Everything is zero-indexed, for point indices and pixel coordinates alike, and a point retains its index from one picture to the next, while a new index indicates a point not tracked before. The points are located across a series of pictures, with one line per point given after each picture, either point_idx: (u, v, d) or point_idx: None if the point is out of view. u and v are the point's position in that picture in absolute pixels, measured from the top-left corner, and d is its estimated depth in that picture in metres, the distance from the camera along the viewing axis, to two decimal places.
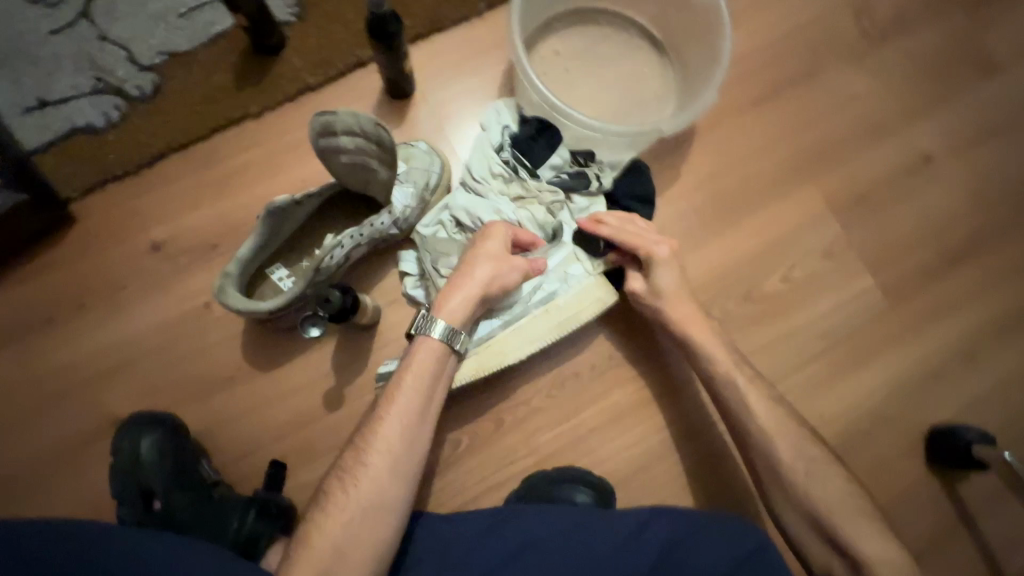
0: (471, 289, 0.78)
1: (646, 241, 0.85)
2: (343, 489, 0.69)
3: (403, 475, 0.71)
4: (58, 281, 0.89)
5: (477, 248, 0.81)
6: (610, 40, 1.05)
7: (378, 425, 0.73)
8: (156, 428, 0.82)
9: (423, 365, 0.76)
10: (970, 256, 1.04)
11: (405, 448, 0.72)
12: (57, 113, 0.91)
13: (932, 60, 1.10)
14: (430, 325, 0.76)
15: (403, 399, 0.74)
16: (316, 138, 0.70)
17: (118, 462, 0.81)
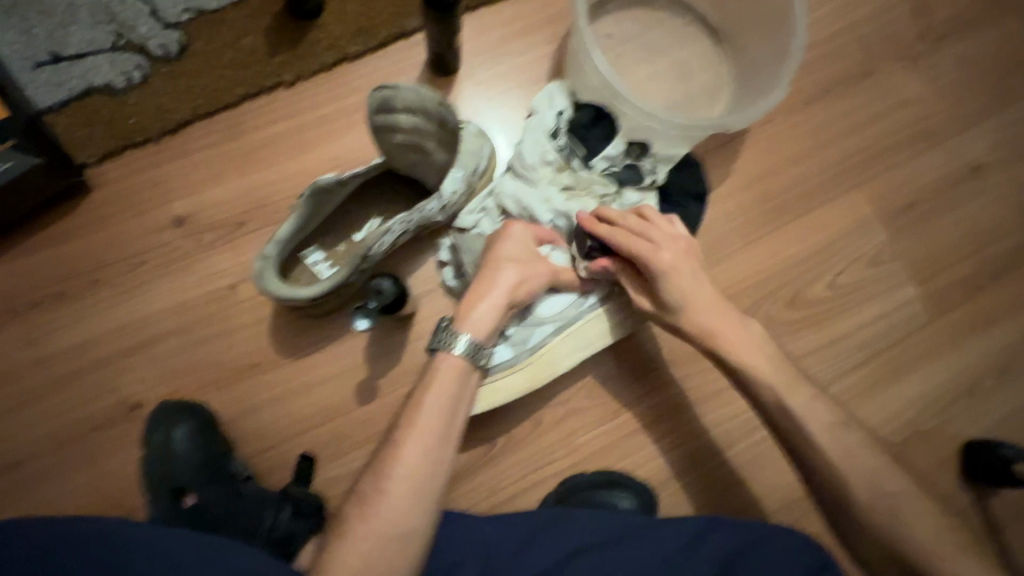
0: (498, 297, 0.72)
1: (639, 246, 0.76)
2: (357, 518, 0.59)
3: (425, 502, 0.60)
4: (71, 254, 0.82)
5: (497, 252, 0.76)
6: (664, 25, 1.01)
7: (396, 447, 0.62)
8: (190, 419, 0.79)
9: (448, 381, 0.67)
10: (1016, 270, 1.02)
11: (425, 473, 0.61)
12: (72, 69, 0.83)
13: (988, 66, 1.07)
14: (453, 340, 0.68)
15: (424, 417, 0.64)
16: (374, 113, 0.67)
17: (150, 452, 0.79)
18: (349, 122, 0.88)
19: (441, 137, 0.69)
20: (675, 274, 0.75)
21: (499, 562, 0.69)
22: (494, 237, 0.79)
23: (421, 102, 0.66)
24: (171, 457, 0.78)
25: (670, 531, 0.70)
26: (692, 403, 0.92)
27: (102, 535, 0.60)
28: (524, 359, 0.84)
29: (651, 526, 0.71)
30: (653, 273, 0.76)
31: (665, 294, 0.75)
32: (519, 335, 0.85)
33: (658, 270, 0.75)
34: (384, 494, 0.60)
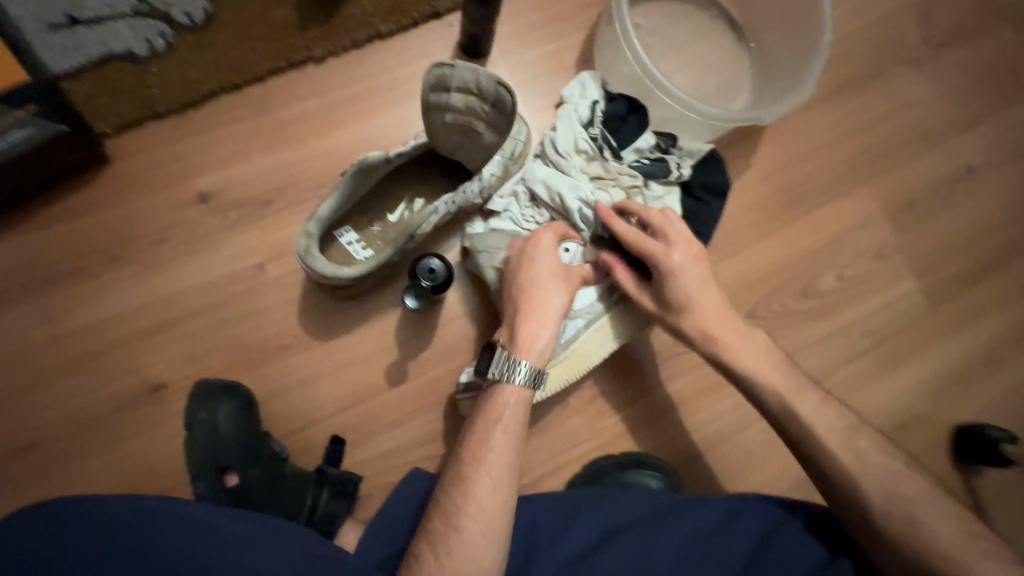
0: (550, 319, 0.73)
1: (649, 251, 0.73)
2: (436, 558, 0.60)
3: (500, 530, 0.62)
4: (89, 228, 0.79)
5: (536, 272, 0.74)
6: (689, 18, 1.02)
7: (467, 480, 0.64)
8: (235, 401, 0.76)
9: (509, 409, 0.69)
10: (1002, 266, 1.10)
11: (497, 506, 0.63)
12: (90, 33, 0.79)
13: (983, 73, 1.13)
14: (515, 368, 0.69)
15: (491, 449, 0.66)
16: (428, 91, 0.70)
17: (195, 435, 0.75)
18: (381, 102, 0.87)
19: (492, 117, 0.71)
20: (685, 273, 0.73)
21: (542, 538, 0.72)
22: (523, 253, 0.77)
23: (476, 81, 0.69)
24: (218, 434, 0.74)
25: (702, 512, 0.72)
26: (712, 388, 0.95)
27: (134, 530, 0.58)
28: (559, 353, 0.84)
29: (683, 509, 0.73)
30: (658, 270, 0.74)
31: (669, 292, 0.73)
32: (554, 334, 0.84)
33: (663, 267, 0.73)
34: (460, 529, 0.61)
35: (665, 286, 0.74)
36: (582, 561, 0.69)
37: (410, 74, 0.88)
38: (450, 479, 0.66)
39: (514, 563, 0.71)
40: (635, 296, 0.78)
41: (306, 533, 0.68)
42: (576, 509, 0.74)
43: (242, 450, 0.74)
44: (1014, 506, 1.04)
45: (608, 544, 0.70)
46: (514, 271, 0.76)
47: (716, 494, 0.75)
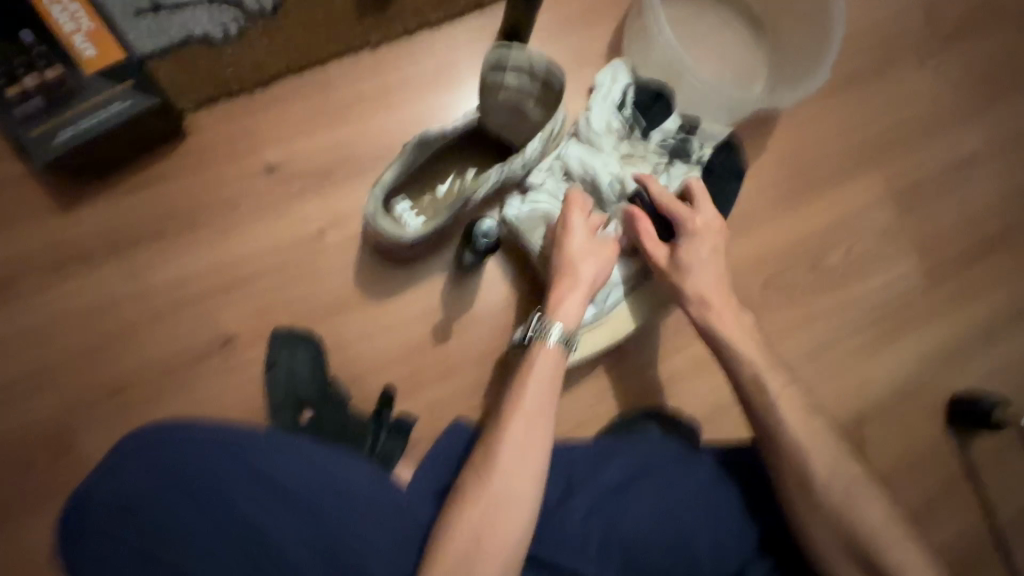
0: (581, 290, 0.81)
1: (682, 210, 0.84)
2: (475, 483, 0.68)
3: (533, 469, 0.69)
4: (170, 195, 0.88)
5: (569, 247, 0.83)
6: (711, 12, 1.09)
7: (507, 422, 0.72)
8: (312, 348, 0.88)
9: (546, 368, 0.77)
10: (998, 248, 1.17)
11: (534, 449, 0.70)
12: (172, 19, 0.88)
13: (984, 67, 1.21)
14: (548, 330, 0.78)
15: (531, 399, 0.74)
16: (488, 71, 0.79)
17: (276, 375, 0.86)
18: (431, 86, 0.96)
19: (541, 96, 0.81)
20: (699, 239, 0.84)
21: (578, 476, 0.79)
22: (558, 229, 0.86)
23: (531, 64, 0.79)
24: (296, 375, 0.86)
25: (692, 469, 0.78)
26: None
27: (180, 475, 0.63)
28: (602, 317, 0.93)
29: (677, 464, 0.79)
30: (681, 231, 0.84)
31: (684, 252, 0.84)
32: (600, 297, 0.92)
33: (687, 229, 0.84)
34: (498, 463, 0.69)
35: (680, 250, 0.84)
36: (622, 491, 0.76)
37: (457, 59, 0.97)
38: (494, 422, 0.74)
39: (557, 496, 0.78)
40: (650, 248, 0.85)
41: (361, 460, 0.74)
42: (607, 452, 0.81)
43: (316, 388, 0.86)
44: (1005, 470, 1.12)
45: (635, 483, 0.77)
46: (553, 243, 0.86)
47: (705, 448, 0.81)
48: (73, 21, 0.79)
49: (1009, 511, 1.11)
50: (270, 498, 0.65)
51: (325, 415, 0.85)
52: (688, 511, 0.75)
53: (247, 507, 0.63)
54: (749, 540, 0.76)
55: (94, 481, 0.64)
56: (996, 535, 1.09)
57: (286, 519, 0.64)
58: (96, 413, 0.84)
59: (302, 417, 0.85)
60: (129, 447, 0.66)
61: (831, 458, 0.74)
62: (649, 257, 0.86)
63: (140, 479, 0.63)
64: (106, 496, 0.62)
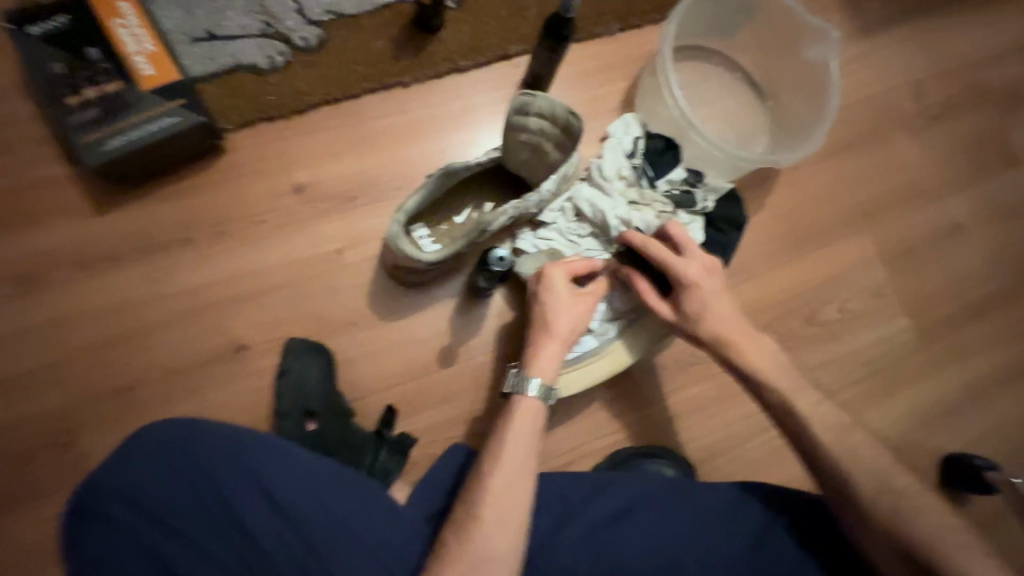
0: (557, 343, 0.82)
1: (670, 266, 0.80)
2: (456, 540, 0.67)
3: (512, 522, 0.68)
4: (201, 206, 0.93)
5: (546, 303, 0.83)
6: (717, 77, 1.18)
7: (486, 479, 0.71)
8: (322, 359, 0.89)
9: (523, 422, 0.76)
10: (984, 314, 1.22)
11: (512, 502, 0.69)
12: (224, 47, 0.95)
13: (968, 145, 1.29)
14: (525, 384, 0.78)
15: (508, 454, 0.73)
16: (512, 114, 0.84)
17: (285, 382, 0.88)
18: (455, 125, 1.03)
19: (559, 139, 0.86)
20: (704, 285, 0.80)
21: (573, 507, 0.79)
22: (536, 287, 0.86)
23: (552, 109, 0.83)
24: (305, 385, 0.87)
25: (695, 504, 0.78)
26: (723, 398, 1.06)
27: (180, 476, 0.65)
28: (605, 347, 0.97)
29: (678, 500, 0.78)
30: (678, 285, 0.81)
31: (688, 303, 0.80)
32: (602, 326, 0.97)
33: (681, 282, 0.80)
34: (478, 517, 0.68)
35: (683, 303, 0.81)
36: (611, 522, 0.76)
37: (481, 103, 1.04)
38: (474, 473, 0.73)
39: (548, 524, 0.78)
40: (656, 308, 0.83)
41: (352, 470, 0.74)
42: (605, 484, 0.80)
43: (323, 399, 0.87)
44: (997, 537, 1.11)
45: (631, 516, 0.77)
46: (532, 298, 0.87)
47: (716, 485, 0.80)
48: (136, 42, 0.86)
49: None
50: (257, 510, 0.65)
51: (328, 427, 0.86)
52: (685, 550, 0.75)
53: (245, 518, 0.64)
54: None
55: (102, 467, 0.65)
56: None
57: (280, 534, 0.65)
58: (102, 410, 0.86)
59: (305, 426, 0.87)
60: (140, 438, 0.67)
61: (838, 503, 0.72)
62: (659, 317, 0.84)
63: (149, 474, 0.65)
64: (113, 487, 0.64)
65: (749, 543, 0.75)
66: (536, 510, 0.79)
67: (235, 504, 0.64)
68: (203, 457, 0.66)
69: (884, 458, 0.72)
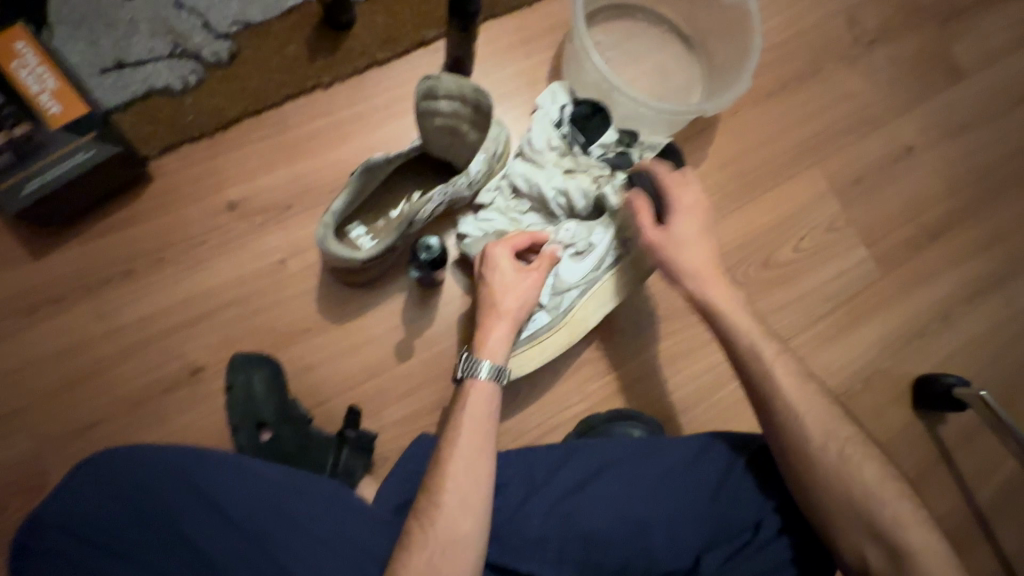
0: (506, 322, 0.83)
1: (676, 184, 0.86)
2: (419, 528, 0.68)
3: (474, 504, 0.69)
4: (137, 236, 0.93)
5: (490, 284, 0.84)
6: (645, 33, 1.16)
7: (444, 466, 0.71)
8: (266, 367, 0.89)
9: (478, 407, 0.76)
10: (944, 233, 1.21)
11: (472, 484, 0.70)
12: (135, 74, 0.95)
13: (910, 65, 1.27)
14: (476, 366, 0.78)
15: (465, 439, 0.73)
16: (420, 99, 0.82)
17: (234, 395, 0.88)
18: (382, 118, 1.02)
19: (474, 118, 0.85)
20: (686, 216, 0.85)
21: (539, 479, 0.79)
22: (481, 269, 0.87)
23: (460, 89, 0.82)
24: (254, 398, 0.87)
25: (665, 455, 0.78)
26: (688, 352, 1.06)
27: (124, 493, 0.66)
28: (560, 320, 0.96)
29: (642, 457, 0.78)
30: (672, 204, 0.86)
31: (674, 224, 0.84)
32: (553, 301, 0.96)
33: (674, 201, 0.85)
34: (439, 505, 0.68)
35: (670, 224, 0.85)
36: (577, 490, 0.77)
37: (404, 92, 1.03)
38: (434, 463, 0.73)
39: (517, 497, 0.78)
40: (641, 227, 0.86)
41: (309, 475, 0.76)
42: (568, 452, 0.81)
43: (275, 408, 0.88)
44: (975, 450, 1.13)
45: (598, 479, 0.77)
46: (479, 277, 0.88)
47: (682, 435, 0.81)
48: (37, 80, 0.84)
49: (984, 490, 1.12)
50: (204, 510, 0.66)
51: (284, 433, 0.87)
52: (653, 503, 0.75)
53: (194, 532, 0.65)
54: (709, 534, 0.74)
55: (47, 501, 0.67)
56: (977, 515, 1.11)
57: (235, 546, 0.65)
58: (69, 450, 0.87)
59: (261, 437, 0.88)
60: (87, 468, 0.69)
61: (796, 435, 0.72)
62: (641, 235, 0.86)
63: (98, 506, 0.66)
64: (62, 522, 0.65)
65: (715, 487, 0.75)
66: (502, 487, 0.79)
67: (180, 507, 0.66)
68: (147, 471, 0.68)
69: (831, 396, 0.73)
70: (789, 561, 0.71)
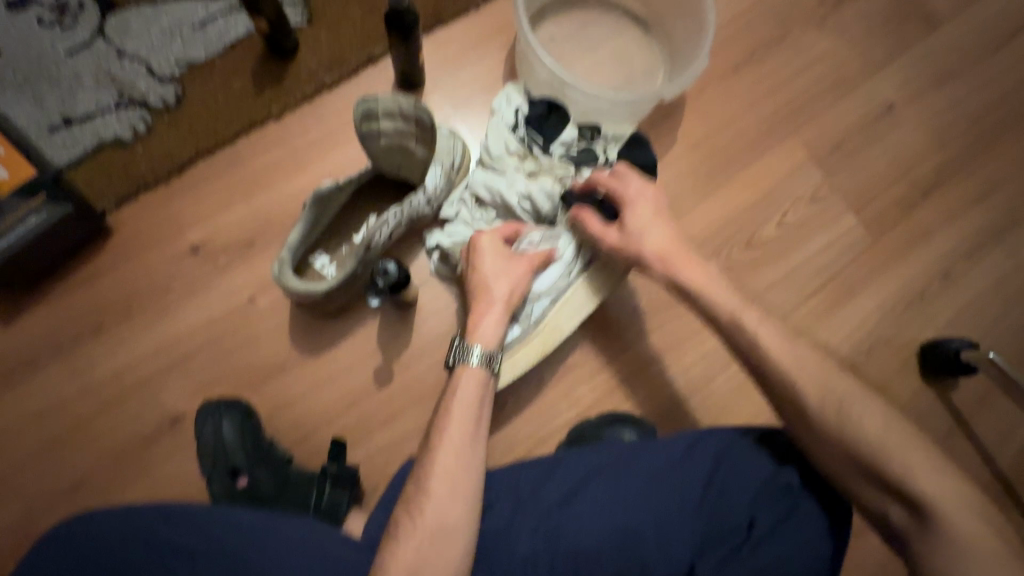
0: (499, 308, 0.80)
1: (617, 185, 0.85)
2: (408, 517, 0.65)
3: (464, 492, 0.67)
4: (104, 291, 0.93)
5: (480, 270, 0.83)
6: (598, 21, 1.13)
7: (434, 450, 0.69)
8: (235, 412, 0.88)
9: (468, 394, 0.74)
10: (935, 190, 1.16)
11: (462, 471, 0.68)
12: (84, 129, 0.94)
13: (882, 19, 1.22)
14: (467, 353, 0.76)
15: (456, 428, 0.71)
16: (360, 122, 0.80)
17: (203, 445, 0.88)
18: (336, 142, 1.00)
19: (419, 134, 0.84)
20: (637, 207, 0.83)
21: (526, 495, 0.77)
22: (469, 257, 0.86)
23: (399, 106, 0.82)
24: (223, 444, 0.87)
25: (660, 453, 0.76)
26: (676, 344, 1.02)
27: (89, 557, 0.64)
28: (532, 332, 0.93)
29: (636, 456, 0.76)
30: (620, 205, 0.84)
31: (629, 220, 0.83)
32: (524, 313, 0.92)
33: (623, 198, 0.84)
34: (427, 493, 0.66)
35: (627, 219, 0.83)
36: (563, 505, 0.74)
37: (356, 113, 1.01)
38: (423, 450, 0.71)
39: (504, 517, 0.75)
40: (599, 235, 0.85)
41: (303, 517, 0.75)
42: (555, 465, 0.78)
43: (247, 453, 0.87)
44: (991, 413, 1.08)
45: (586, 490, 0.74)
46: (468, 262, 0.86)
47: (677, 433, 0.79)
48: None
49: (1005, 455, 1.07)
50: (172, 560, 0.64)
51: (262, 478, 0.86)
52: (645, 508, 0.72)
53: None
54: (702, 537, 0.71)
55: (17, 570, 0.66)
56: (1001, 481, 1.06)
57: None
58: (57, 511, 0.87)
59: (237, 483, 0.86)
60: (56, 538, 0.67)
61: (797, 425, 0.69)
62: (601, 244, 0.85)
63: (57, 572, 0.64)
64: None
65: (707, 485, 0.72)
66: (488, 507, 0.77)
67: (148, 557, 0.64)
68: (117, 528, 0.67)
69: (822, 376, 0.69)
70: (786, 560, 0.67)
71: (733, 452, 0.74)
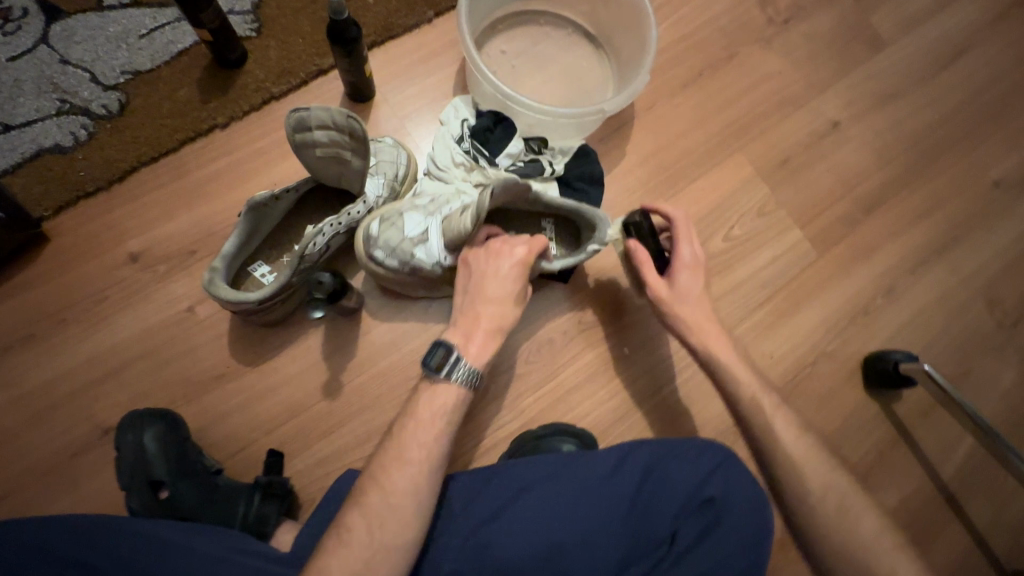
0: (495, 328, 0.79)
1: (681, 238, 0.87)
2: (341, 540, 0.62)
3: (414, 517, 0.64)
4: (38, 299, 0.91)
5: (491, 286, 0.80)
6: (550, 37, 1.15)
7: (382, 474, 0.66)
8: (160, 422, 0.85)
9: (436, 415, 0.70)
10: (879, 206, 1.19)
11: (412, 496, 0.64)
12: (23, 135, 0.94)
13: (828, 40, 1.25)
14: (459, 367, 0.73)
15: (414, 449, 0.67)
16: (292, 133, 0.81)
17: (123, 457, 0.83)
18: (283, 153, 0.99)
19: (353, 145, 0.83)
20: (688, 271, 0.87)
21: (457, 509, 0.76)
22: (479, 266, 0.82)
23: (332, 117, 0.81)
24: (144, 454, 0.82)
25: (593, 464, 0.76)
26: (622, 356, 1.03)
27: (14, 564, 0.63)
28: None
29: (568, 468, 0.76)
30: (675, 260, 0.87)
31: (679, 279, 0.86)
32: None
33: (682, 256, 0.87)
34: (367, 514, 0.63)
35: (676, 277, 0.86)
36: (492, 519, 0.73)
37: None
38: (369, 472, 0.67)
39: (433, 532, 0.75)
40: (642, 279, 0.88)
41: (233, 531, 0.74)
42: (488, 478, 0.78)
43: (170, 467, 0.83)
44: (933, 425, 1.10)
45: (514, 503, 0.74)
46: (467, 265, 0.83)
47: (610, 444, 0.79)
48: None
49: (945, 466, 1.08)
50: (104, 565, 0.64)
51: (184, 491, 0.82)
52: (573, 519, 0.72)
53: None
54: (626, 550, 0.71)
55: None
56: (942, 493, 1.07)
57: None
58: None
59: (160, 496, 0.83)
60: None
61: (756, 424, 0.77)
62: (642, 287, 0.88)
63: None
64: None
65: (632, 497, 0.73)
66: None
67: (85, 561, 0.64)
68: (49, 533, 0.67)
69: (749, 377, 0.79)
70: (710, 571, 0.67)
71: (660, 463, 0.75)
